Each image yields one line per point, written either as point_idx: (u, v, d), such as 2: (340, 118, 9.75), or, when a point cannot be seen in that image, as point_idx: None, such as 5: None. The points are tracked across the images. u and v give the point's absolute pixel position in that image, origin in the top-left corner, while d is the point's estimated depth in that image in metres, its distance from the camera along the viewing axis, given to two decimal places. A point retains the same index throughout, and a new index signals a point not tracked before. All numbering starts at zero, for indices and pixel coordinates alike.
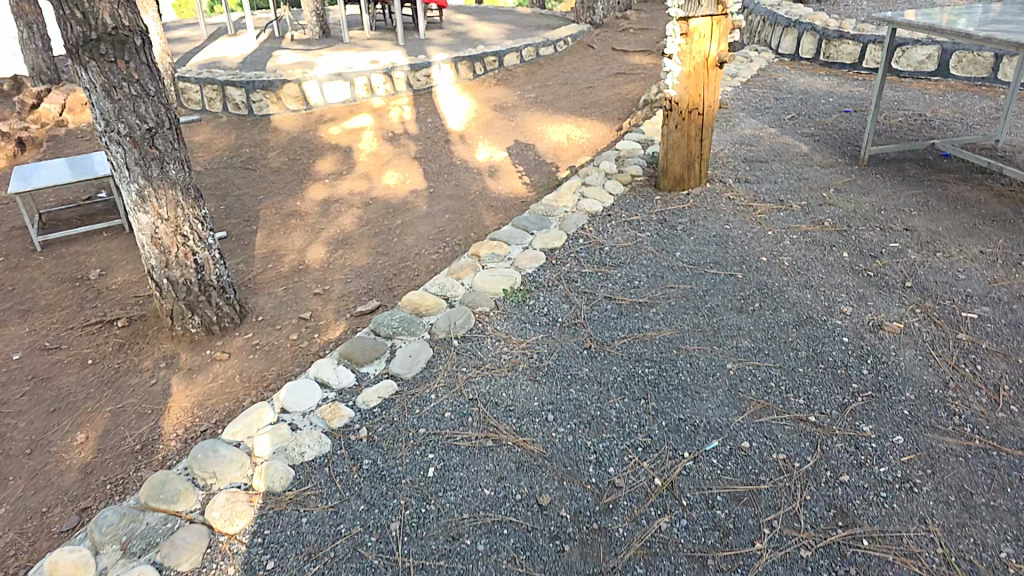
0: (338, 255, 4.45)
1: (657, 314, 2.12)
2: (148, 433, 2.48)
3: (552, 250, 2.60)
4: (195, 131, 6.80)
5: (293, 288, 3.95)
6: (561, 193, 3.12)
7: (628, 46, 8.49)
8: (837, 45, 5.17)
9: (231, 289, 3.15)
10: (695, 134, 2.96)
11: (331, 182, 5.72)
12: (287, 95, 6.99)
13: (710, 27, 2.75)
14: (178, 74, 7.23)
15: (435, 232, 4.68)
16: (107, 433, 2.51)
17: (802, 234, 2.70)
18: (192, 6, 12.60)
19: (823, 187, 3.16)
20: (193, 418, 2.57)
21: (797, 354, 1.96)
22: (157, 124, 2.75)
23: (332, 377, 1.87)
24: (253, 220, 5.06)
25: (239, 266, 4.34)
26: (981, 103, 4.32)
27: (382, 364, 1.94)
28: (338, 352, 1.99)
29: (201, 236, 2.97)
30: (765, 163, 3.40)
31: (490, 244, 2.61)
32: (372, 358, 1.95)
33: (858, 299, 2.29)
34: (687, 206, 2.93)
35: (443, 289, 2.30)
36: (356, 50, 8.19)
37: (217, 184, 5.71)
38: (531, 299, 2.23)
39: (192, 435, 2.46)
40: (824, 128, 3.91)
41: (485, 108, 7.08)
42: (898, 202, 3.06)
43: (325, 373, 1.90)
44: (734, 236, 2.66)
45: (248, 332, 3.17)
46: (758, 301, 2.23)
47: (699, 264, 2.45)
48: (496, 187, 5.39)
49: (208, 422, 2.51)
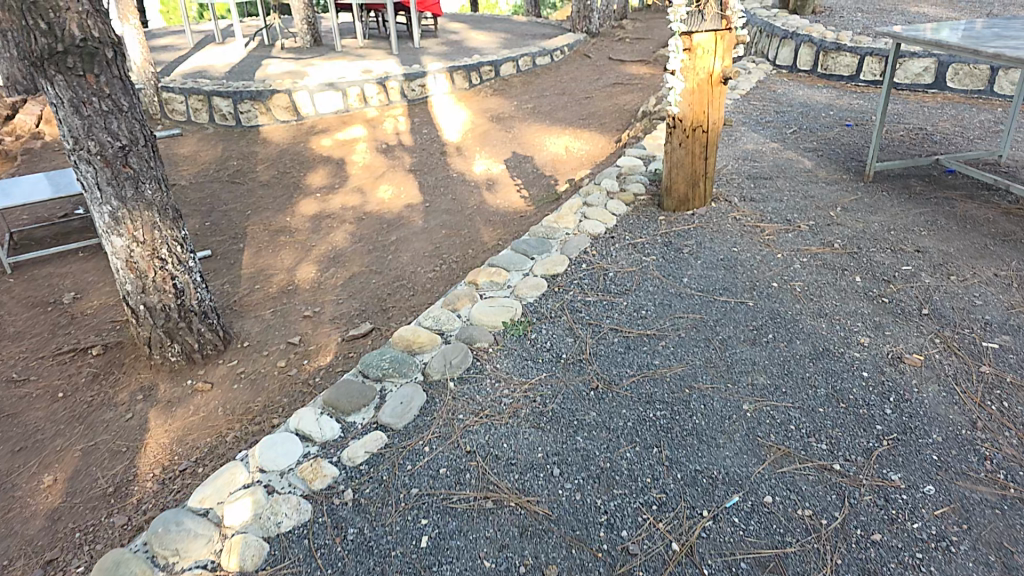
0: (330, 274, 4.33)
1: (666, 348, 2.08)
2: (123, 474, 2.38)
3: (555, 277, 2.51)
4: (180, 143, 6.65)
5: (282, 311, 3.83)
6: (561, 214, 3.02)
7: (624, 55, 8.42)
8: (835, 58, 5.09)
9: (214, 314, 3.14)
10: (699, 152, 2.86)
11: (322, 197, 5.58)
12: (277, 105, 6.86)
13: (714, 42, 2.65)
14: (162, 83, 7.07)
15: (432, 249, 4.61)
16: (77, 474, 2.40)
17: (813, 256, 2.59)
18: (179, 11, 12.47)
19: (831, 206, 3.01)
20: (172, 456, 2.48)
21: (816, 393, 1.89)
22: (131, 141, 2.65)
23: (315, 429, 1.75)
24: (240, 237, 4.92)
25: (224, 287, 4.21)
26: (980, 116, 4.13)
27: (371, 413, 1.81)
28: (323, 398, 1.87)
29: (181, 259, 2.92)
30: (770, 180, 3.28)
31: (489, 271, 2.51)
32: (360, 406, 1.82)
33: (874, 328, 2.18)
34: (693, 227, 2.84)
35: (438, 322, 2.19)
36: (348, 58, 8.06)
37: (203, 199, 5.57)
38: (532, 333, 2.16)
39: (170, 475, 2.37)
40: (827, 142, 3.74)
41: (481, 118, 6.97)
42: (906, 221, 2.88)
43: (307, 425, 1.77)
44: (742, 260, 2.58)
45: (232, 359, 3.15)
46: (771, 331, 2.15)
47: (708, 291, 2.38)
48: (495, 201, 5.29)
49: (187, 460, 2.43)
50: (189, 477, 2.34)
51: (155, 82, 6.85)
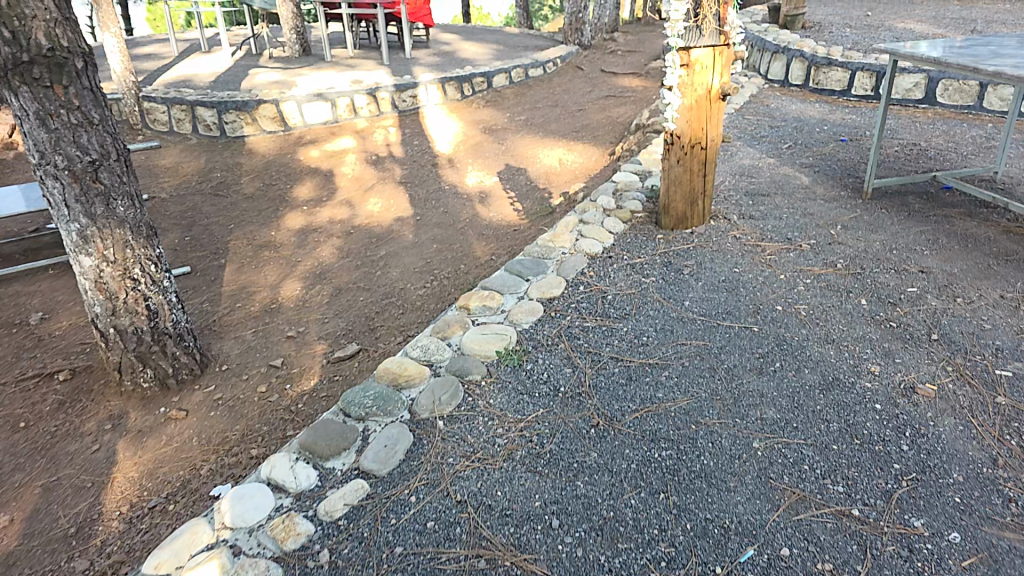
0: (316, 291, 4.24)
1: (670, 378, 2.07)
2: (87, 513, 2.26)
3: (551, 300, 2.50)
4: (161, 155, 6.51)
5: (264, 331, 3.76)
6: (556, 232, 2.98)
7: (616, 67, 8.39)
8: (826, 72, 5.06)
9: (189, 336, 3.02)
10: (698, 169, 2.80)
11: (309, 210, 5.46)
12: (262, 116, 6.73)
13: (712, 57, 2.57)
14: (144, 92, 6.92)
15: (422, 264, 4.52)
16: (37, 513, 2.28)
17: (816, 277, 2.50)
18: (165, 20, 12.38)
19: (831, 224, 2.90)
20: (141, 492, 2.36)
21: (829, 428, 1.85)
22: (101, 156, 2.53)
23: (289, 478, 1.73)
24: (222, 252, 4.81)
25: (203, 305, 4.10)
26: (972, 131, 3.91)
27: (352, 456, 1.81)
28: (300, 441, 1.85)
29: (155, 279, 2.79)
30: (768, 196, 3.19)
31: (481, 295, 2.50)
32: (340, 450, 1.82)
33: (884, 354, 2.09)
34: (692, 246, 2.78)
35: (426, 352, 2.21)
36: (337, 69, 7.95)
37: (183, 212, 5.43)
38: (528, 364, 2.17)
39: (138, 513, 2.25)
40: (823, 158, 3.66)
41: (472, 130, 6.88)
42: (908, 239, 2.71)
43: (281, 473, 1.75)
44: (743, 280, 2.52)
45: (209, 384, 3.04)
46: (778, 359, 2.12)
47: (710, 315, 2.35)
48: (488, 213, 5.21)
49: (157, 496, 2.31)
50: (159, 515, 2.21)
51: (136, 91, 6.70)
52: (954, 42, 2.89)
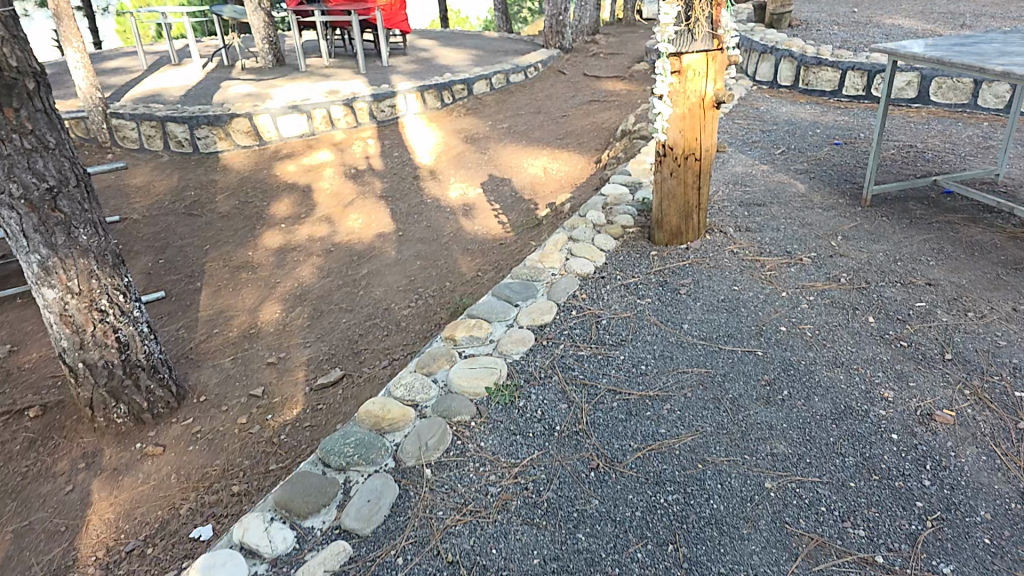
0: (295, 312, 4.28)
1: (672, 412, 1.96)
2: (62, 559, 2.16)
3: (541, 327, 2.41)
4: (132, 173, 6.36)
5: (243, 358, 3.76)
6: (546, 252, 2.89)
7: (600, 71, 8.28)
8: (816, 72, 4.97)
9: (164, 367, 2.87)
10: (692, 181, 2.69)
11: (288, 227, 5.45)
12: (236, 130, 6.55)
13: (705, 63, 2.45)
14: (111, 108, 6.70)
15: (406, 282, 4.52)
16: (8, 561, 2.18)
17: (820, 293, 2.40)
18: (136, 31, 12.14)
19: (831, 234, 2.80)
20: (118, 534, 2.26)
21: (845, 463, 1.73)
22: (60, 182, 2.36)
23: (264, 541, 1.62)
24: (197, 274, 4.84)
25: (179, 332, 4.12)
26: (968, 130, 3.83)
27: (332, 513, 1.70)
28: (276, 498, 1.74)
29: (124, 309, 2.63)
30: (764, 206, 3.09)
31: (468, 324, 2.41)
32: (319, 507, 1.71)
33: (896, 377, 1.98)
34: (688, 263, 2.68)
35: (411, 392, 2.11)
36: (311, 79, 7.78)
37: (157, 234, 5.38)
38: (520, 401, 2.06)
39: (114, 557, 2.15)
40: (818, 163, 3.56)
41: (455, 139, 6.75)
42: (912, 248, 2.62)
43: (255, 536, 1.64)
44: (744, 299, 2.43)
45: (188, 417, 2.90)
46: (786, 387, 2.00)
47: (712, 339, 2.25)
48: (472, 227, 5.14)
49: (134, 538, 2.22)
50: (137, 560, 2.11)
51: (104, 107, 6.51)
52: (953, 39, 2.79)
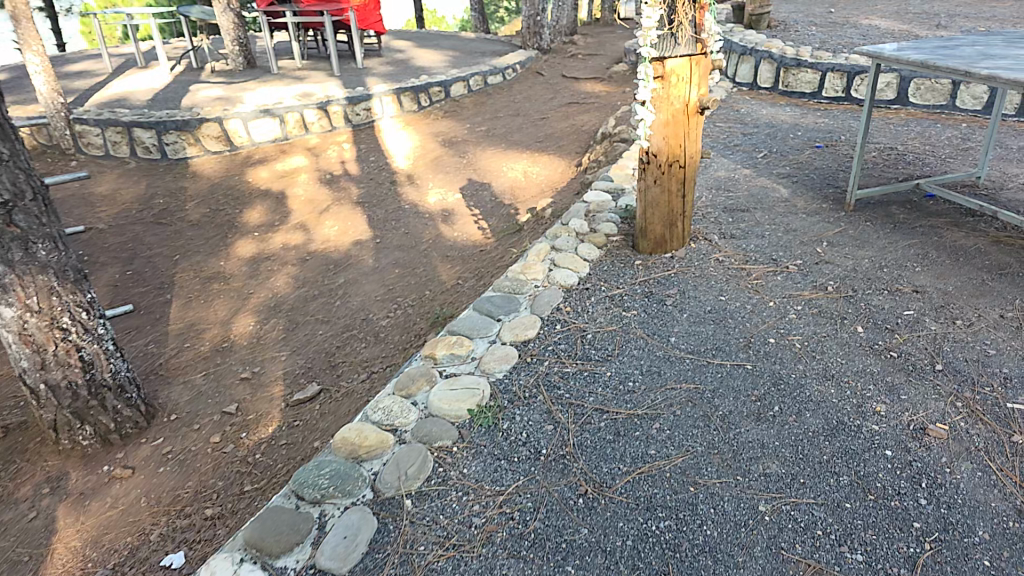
0: (269, 324, 4.18)
1: (662, 431, 1.90)
2: None
3: (524, 343, 2.34)
4: (97, 181, 6.16)
5: (215, 373, 3.66)
6: (528, 263, 2.83)
7: (579, 72, 8.24)
8: (796, 74, 4.97)
9: (131, 386, 2.86)
10: (676, 189, 2.64)
11: (261, 235, 5.34)
12: (206, 135, 6.39)
13: (689, 68, 2.40)
14: (74, 114, 6.48)
15: (384, 292, 4.43)
16: None
17: (807, 303, 2.37)
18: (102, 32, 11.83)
19: (815, 240, 2.78)
20: (84, 560, 2.25)
21: (839, 483, 1.68)
22: (15, 196, 2.29)
23: None
24: (166, 286, 4.69)
25: (148, 347, 3.98)
26: (947, 132, 3.85)
27: (306, 551, 1.61)
28: (245, 536, 1.65)
29: (88, 327, 2.60)
30: (747, 212, 3.07)
31: (448, 341, 2.35)
32: (292, 546, 1.61)
33: (887, 390, 1.94)
34: (673, 273, 2.65)
35: (390, 416, 2.04)
36: (283, 82, 7.62)
37: (124, 244, 5.21)
38: (504, 423, 2.00)
39: None
40: (800, 167, 3.54)
41: (433, 143, 6.66)
42: (897, 254, 2.60)
43: None
44: (730, 310, 2.39)
45: (157, 437, 2.90)
46: (776, 402, 1.95)
47: (699, 352, 2.20)
48: (452, 233, 5.06)
49: (102, 566, 2.21)
50: None
51: (66, 113, 6.25)
52: (937, 42, 2.78)
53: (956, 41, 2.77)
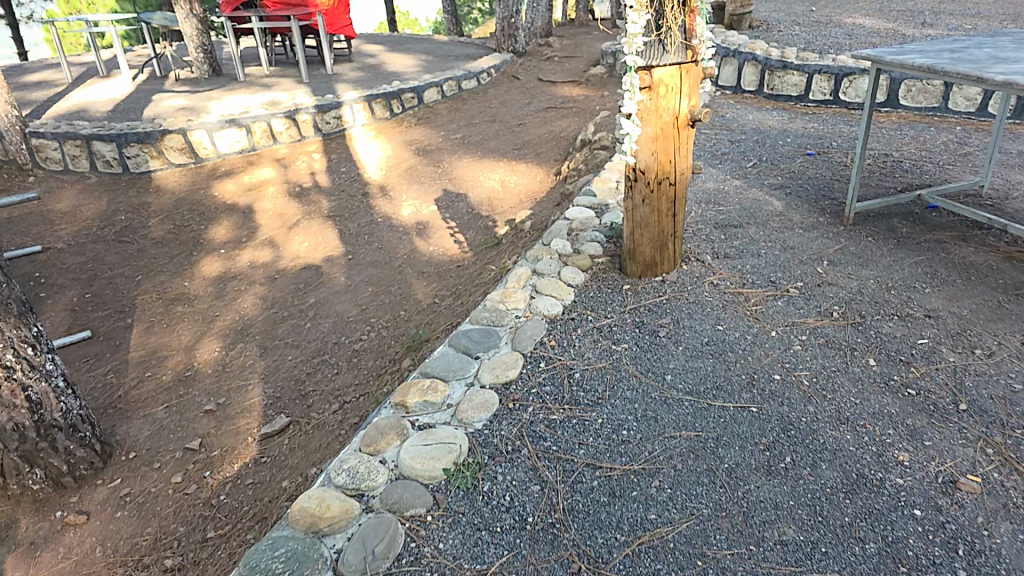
0: (235, 350, 3.91)
1: (661, 491, 1.68)
2: None
3: (505, 385, 2.12)
4: (56, 197, 5.82)
5: (178, 406, 3.43)
6: (507, 290, 2.60)
7: (556, 75, 8.05)
8: (781, 76, 4.83)
9: (84, 424, 2.74)
10: (666, 208, 2.44)
11: (227, 253, 5.05)
12: (169, 147, 6.05)
13: (678, 77, 2.19)
14: (31, 127, 6.11)
15: (357, 312, 4.18)
16: None
17: (812, 331, 2.19)
18: (65, 40, 11.40)
19: (815, 259, 2.60)
20: None
21: (866, 551, 1.46)
22: None
23: None
24: (128, 309, 4.40)
25: (106, 377, 3.71)
26: (942, 136, 3.71)
27: None
28: None
29: (35, 363, 2.44)
30: (740, 227, 2.88)
31: (421, 385, 2.11)
32: None
33: (909, 435, 1.74)
34: (664, 299, 2.45)
35: (357, 477, 1.80)
36: (251, 90, 7.31)
37: (82, 264, 4.90)
38: (484, 484, 1.77)
39: None
40: (791, 176, 3.37)
41: (406, 151, 6.40)
42: (903, 274, 2.43)
43: None
44: (729, 341, 2.19)
45: (114, 478, 2.82)
46: (787, 453, 1.74)
47: (698, 392, 2.00)
48: (428, 248, 4.82)
49: None
50: None
51: (21, 126, 5.80)
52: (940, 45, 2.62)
53: (960, 44, 2.60)
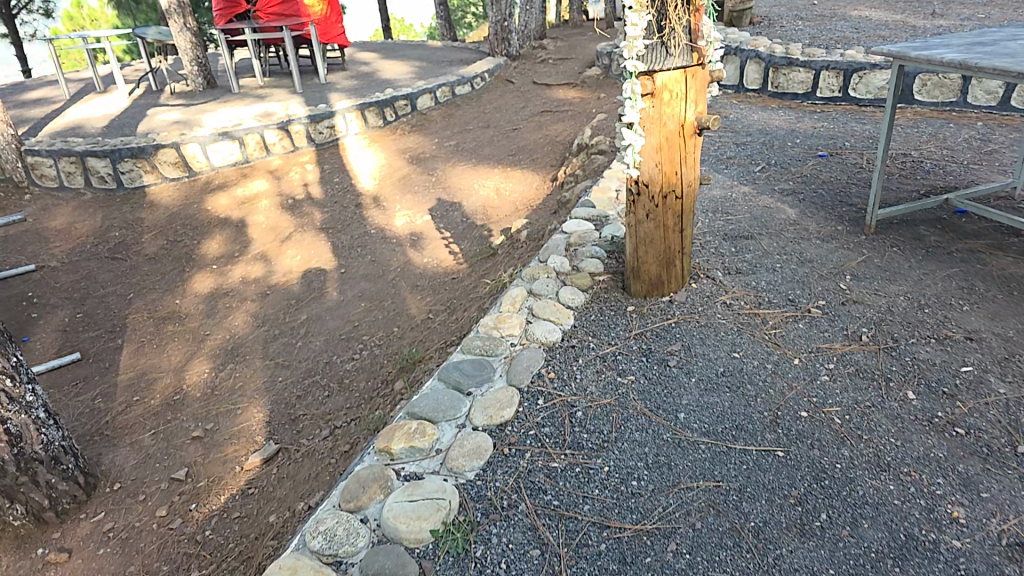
0: (225, 373, 3.71)
1: (680, 556, 1.46)
2: None
3: (500, 427, 1.87)
4: (49, 215, 5.64)
5: (165, 432, 3.27)
6: (502, 314, 2.38)
7: (550, 77, 7.84)
8: (787, 74, 4.61)
9: (67, 456, 2.65)
10: (673, 224, 2.23)
11: (219, 268, 4.85)
12: (163, 161, 5.85)
13: (683, 82, 1.98)
14: (27, 145, 5.92)
15: (349, 329, 3.96)
16: None
17: (840, 358, 1.98)
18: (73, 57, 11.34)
19: (837, 272, 2.38)
20: None
21: None
22: None
23: None
24: (119, 330, 4.22)
25: (95, 402, 3.55)
26: (963, 133, 3.49)
27: None
28: None
29: (15, 396, 2.34)
30: (752, 238, 2.66)
31: (407, 428, 1.86)
32: None
33: (962, 485, 1.54)
34: (673, 323, 2.23)
35: (334, 540, 1.54)
36: (244, 101, 7.12)
37: (74, 283, 4.72)
38: (477, 549, 1.52)
39: None
40: (804, 180, 3.15)
41: (399, 159, 6.20)
42: (936, 290, 2.22)
43: None
44: (748, 371, 1.97)
45: (97, 511, 2.73)
46: (822, 509, 1.52)
47: (716, 433, 1.78)
48: (422, 259, 4.61)
49: None
50: None
51: (16, 144, 5.73)
52: (967, 37, 2.40)
53: (989, 36, 2.39)
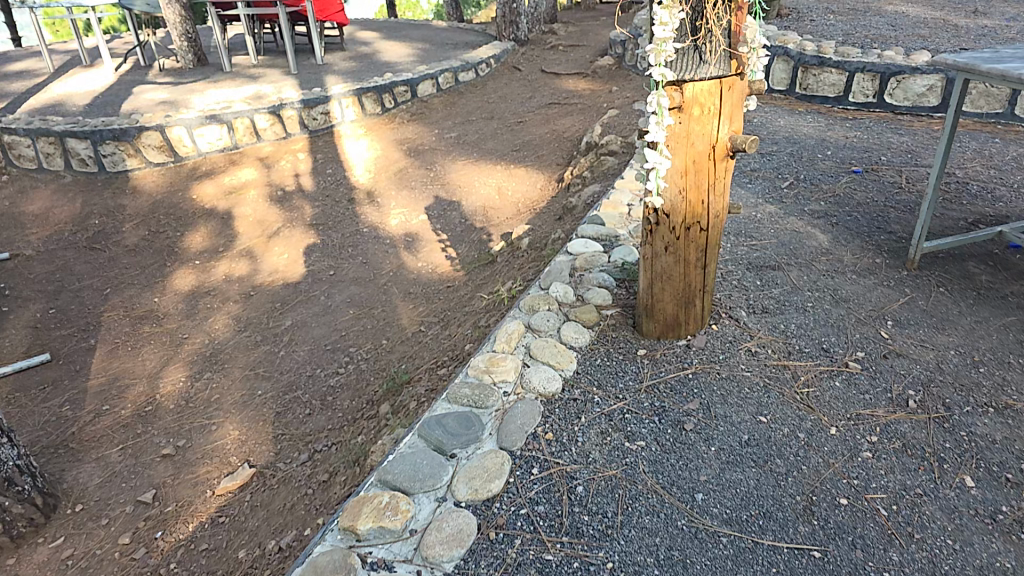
0: (202, 383, 3.45)
1: None
2: None
3: (486, 503, 1.60)
4: (28, 198, 5.36)
5: (134, 447, 3.02)
6: (495, 354, 2.10)
7: (559, 66, 7.47)
8: (818, 75, 4.28)
9: (23, 476, 2.44)
10: (695, 258, 1.93)
11: (203, 264, 4.57)
12: (147, 145, 5.52)
13: (718, 95, 1.66)
14: (3, 123, 5.62)
15: (335, 339, 3.69)
16: None
17: (886, 429, 1.72)
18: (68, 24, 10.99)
19: (877, 317, 2.11)
20: None
21: None
22: None
23: None
24: (93, 329, 3.95)
25: (62, 410, 3.29)
26: (1012, 150, 3.19)
27: None
28: None
29: None
30: (779, 270, 2.38)
31: (376, 504, 1.58)
32: None
33: None
34: (691, 373, 1.95)
35: None
36: (235, 82, 6.77)
37: (49, 275, 4.46)
38: None
39: None
40: (837, 200, 2.85)
41: (396, 151, 5.89)
42: (994, 344, 1.95)
43: None
44: (777, 441, 1.70)
45: (57, 536, 2.50)
46: None
47: (741, 522, 1.50)
48: (415, 263, 4.33)
49: None
50: None
51: None
52: None
53: None
